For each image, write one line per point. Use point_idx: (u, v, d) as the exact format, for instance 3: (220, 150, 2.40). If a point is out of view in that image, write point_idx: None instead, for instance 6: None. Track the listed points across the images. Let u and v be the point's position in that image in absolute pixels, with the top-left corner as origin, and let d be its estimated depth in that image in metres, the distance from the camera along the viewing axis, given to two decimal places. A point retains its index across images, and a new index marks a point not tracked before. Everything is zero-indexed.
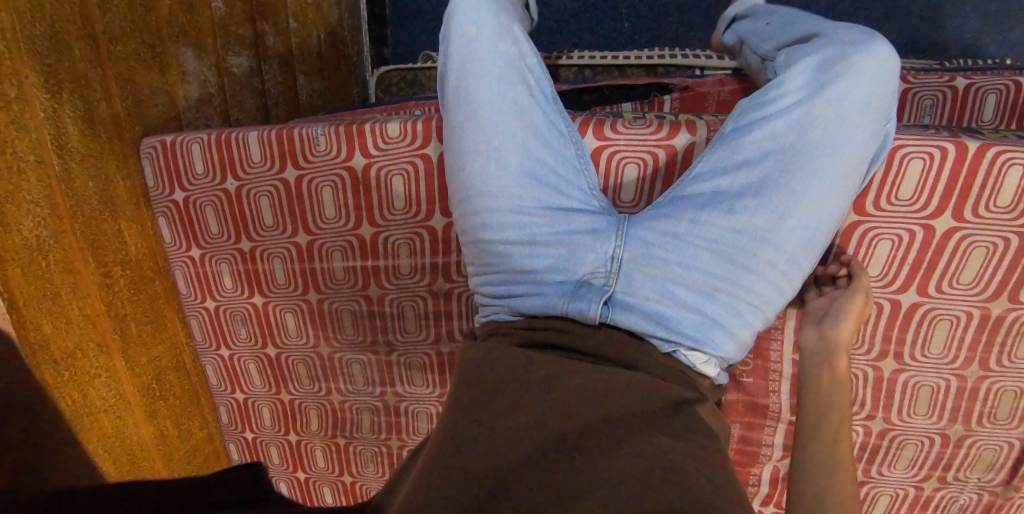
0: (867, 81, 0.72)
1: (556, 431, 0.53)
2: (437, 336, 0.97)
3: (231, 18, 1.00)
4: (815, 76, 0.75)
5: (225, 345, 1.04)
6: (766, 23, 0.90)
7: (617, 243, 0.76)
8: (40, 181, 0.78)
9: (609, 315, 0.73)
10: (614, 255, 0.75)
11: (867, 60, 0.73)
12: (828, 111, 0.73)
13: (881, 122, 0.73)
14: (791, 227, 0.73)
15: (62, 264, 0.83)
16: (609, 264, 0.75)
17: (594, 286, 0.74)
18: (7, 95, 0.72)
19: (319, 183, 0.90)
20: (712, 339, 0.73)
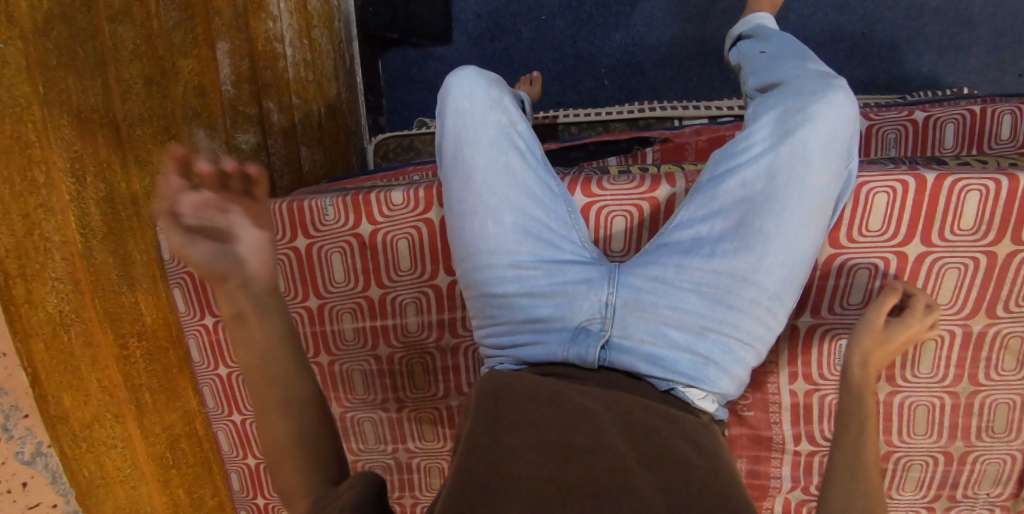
0: (827, 130, 0.80)
1: (564, 462, 0.62)
2: (445, 391, 0.99)
3: (240, 99, 1.09)
4: (778, 127, 0.82)
5: (237, 410, 1.08)
6: (762, 51, 0.95)
7: (610, 290, 0.82)
8: (64, 258, 0.85)
9: (608, 358, 0.79)
10: (608, 302, 0.81)
11: (824, 109, 0.80)
12: (794, 159, 0.80)
13: (841, 165, 0.80)
14: (770, 267, 0.79)
15: (83, 337, 0.88)
16: (604, 310, 0.81)
17: (592, 332, 0.80)
18: (36, 181, 0.81)
19: (329, 250, 0.95)
20: (707, 376, 0.79)
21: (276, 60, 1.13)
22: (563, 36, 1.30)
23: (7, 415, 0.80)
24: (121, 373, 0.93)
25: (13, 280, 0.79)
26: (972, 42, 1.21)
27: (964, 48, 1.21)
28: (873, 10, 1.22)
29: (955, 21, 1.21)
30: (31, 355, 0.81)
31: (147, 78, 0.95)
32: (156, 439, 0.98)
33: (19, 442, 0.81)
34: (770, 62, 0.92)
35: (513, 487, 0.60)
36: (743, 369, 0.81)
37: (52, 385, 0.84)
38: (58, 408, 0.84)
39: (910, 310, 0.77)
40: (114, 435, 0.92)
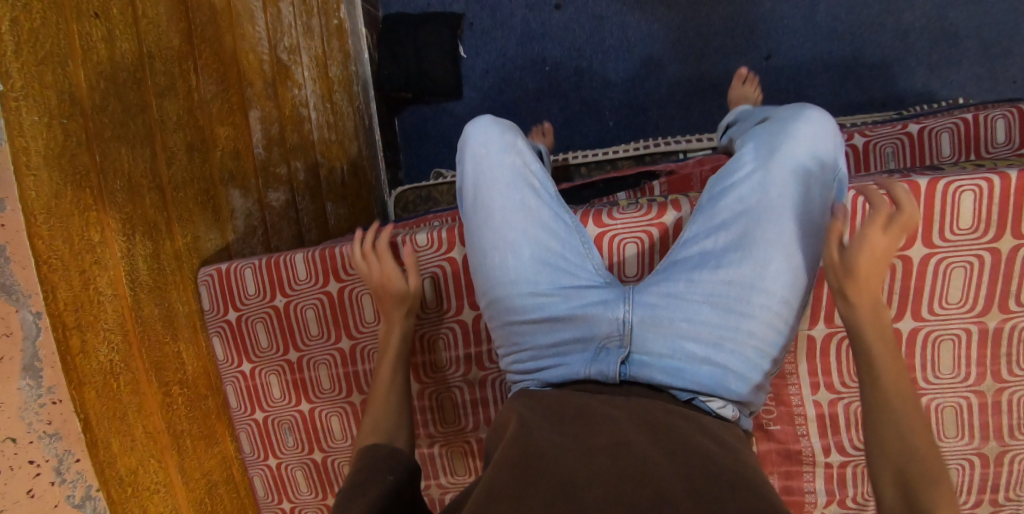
0: (811, 143, 0.84)
1: (595, 460, 0.66)
2: (475, 424, 1.00)
3: (270, 161, 1.16)
4: (767, 144, 0.86)
5: (273, 453, 1.06)
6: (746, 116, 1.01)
7: (626, 308, 0.85)
8: (115, 311, 0.92)
9: (628, 372, 0.82)
10: (624, 320, 0.84)
11: (805, 125, 0.85)
12: (787, 173, 0.83)
13: (831, 173, 0.84)
14: (776, 273, 0.82)
15: (131, 385, 0.94)
16: (622, 327, 0.84)
17: (611, 350, 0.84)
18: (92, 240, 0.90)
19: (361, 293, 0.97)
20: (726, 385, 0.81)
21: (303, 124, 1.22)
22: (566, 85, 1.38)
23: (60, 459, 0.85)
24: (165, 419, 0.98)
25: (70, 331, 0.86)
26: (962, 55, 1.25)
27: (954, 62, 1.26)
28: (861, 35, 1.27)
29: (943, 36, 1.25)
30: (84, 401, 0.87)
31: (189, 145, 1.02)
32: (196, 485, 1.01)
33: (70, 485, 0.86)
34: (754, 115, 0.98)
35: (550, 479, 0.64)
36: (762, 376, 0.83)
37: (103, 431, 0.89)
38: (108, 453, 0.90)
39: (863, 234, 0.80)
40: (157, 480, 0.95)
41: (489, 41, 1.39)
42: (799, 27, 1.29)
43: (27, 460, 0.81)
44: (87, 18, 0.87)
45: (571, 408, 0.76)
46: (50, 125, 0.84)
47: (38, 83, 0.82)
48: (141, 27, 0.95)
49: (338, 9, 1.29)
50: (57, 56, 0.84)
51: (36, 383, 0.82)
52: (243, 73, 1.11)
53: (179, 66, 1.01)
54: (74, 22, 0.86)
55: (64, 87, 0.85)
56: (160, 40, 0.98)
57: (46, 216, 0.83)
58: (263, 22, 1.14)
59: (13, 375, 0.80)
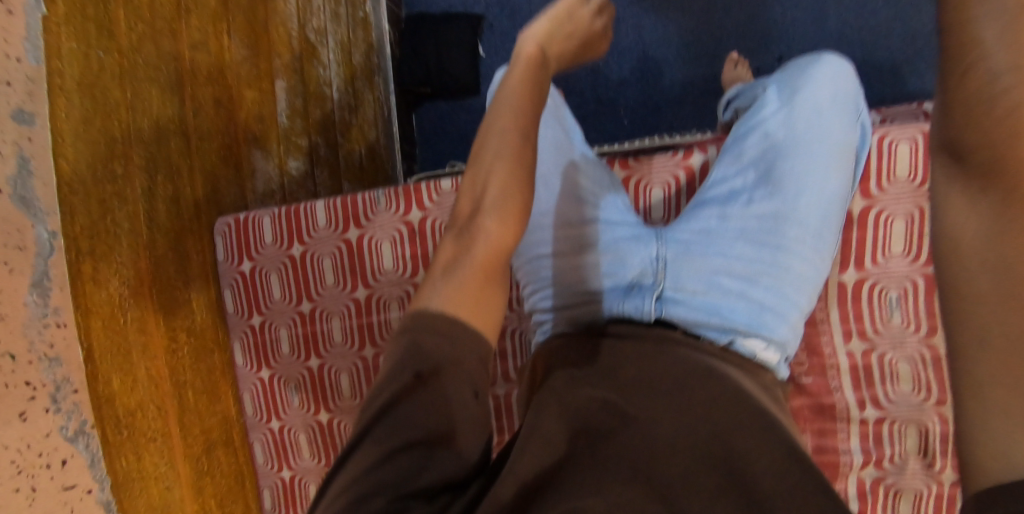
0: (834, 82, 0.84)
1: (628, 434, 0.64)
2: (493, 379, 0.95)
3: (293, 131, 1.17)
4: (790, 83, 0.86)
5: (277, 415, 1.02)
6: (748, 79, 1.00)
7: (659, 246, 0.83)
8: (130, 246, 0.90)
9: (663, 310, 0.79)
10: (658, 257, 0.82)
11: (828, 64, 0.85)
12: (811, 109, 0.83)
13: (854, 112, 0.84)
14: (806, 207, 0.81)
15: (138, 324, 0.91)
16: (655, 264, 0.82)
17: (644, 285, 0.82)
18: (115, 171, 0.89)
19: (380, 240, 0.95)
20: (764, 322, 0.79)
21: (326, 103, 1.24)
22: (582, 85, 1.44)
23: (58, 387, 0.80)
24: (169, 366, 0.94)
25: (83, 257, 0.84)
26: None
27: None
28: (874, 39, 1.29)
29: None
30: (88, 330, 0.84)
31: (216, 100, 1.03)
32: (194, 440, 0.97)
33: (64, 416, 0.81)
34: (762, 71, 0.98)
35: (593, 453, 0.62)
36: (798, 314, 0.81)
37: (105, 366, 0.86)
38: (108, 390, 0.86)
39: None
40: (155, 428, 0.91)
41: None
42: (812, 28, 1.33)
43: (24, 380, 0.77)
44: None
45: (606, 359, 0.74)
46: (87, 55, 0.85)
47: (80, 13, 0.84)
48: None
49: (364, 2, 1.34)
50: None
51: (42, 302, 0.79)
52: (273, 45, 1.13)
53: (214, 27, 1.02)
54: None
55: (103, 24, 0.87)
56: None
57: (73, 138, 0.84)
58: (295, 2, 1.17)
59: (22, 289, 0.77)
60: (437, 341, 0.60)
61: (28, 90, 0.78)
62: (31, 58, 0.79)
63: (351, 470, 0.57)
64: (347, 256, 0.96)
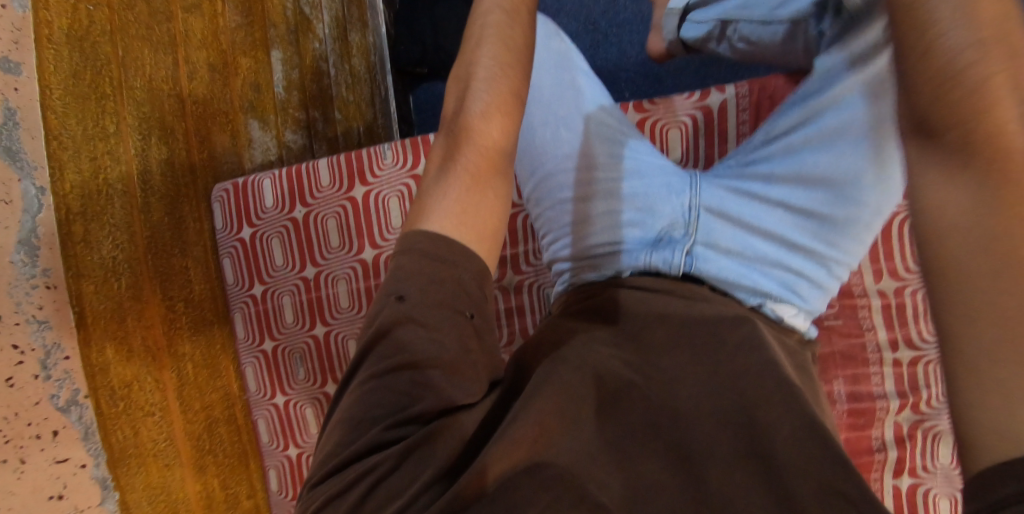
0: None
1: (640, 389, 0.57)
2: (510, 337, 0.90)
3: (289, 103, 1.13)
4: None
5: (281, 390, 0.96)
6: None
7: (692, 195, 0.72)
8: (124, 208, 0.86)
9: (693, 265, 0.69)
10: (691, 206, 0.71)
11: None
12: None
13: None
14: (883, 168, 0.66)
15: (133, 290, 0.85)
16: (687, 215, 0.71)
17: (675, 238, 0.71)
18: (106, 129, 0.84)
19: (387, 196, 0.90)
20: (798, 290, 0.69)
21: (322, 77, 1.21)
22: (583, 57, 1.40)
23: (48, 352, 0.75)
24: (166, 336, 0.88)
25: (74, 216, 0.79)
26: None
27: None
28: None
29: None
30: (81, 294, 0.79)
31: (211, 65, 0.98)
32: (194, 416, 0.91)
33: (56, 384, 0.75)
34: None
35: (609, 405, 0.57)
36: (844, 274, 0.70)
37: (99, 333, 0.80)
38: (102, 359, 0.80)
39: None
40: (152, 402, 0.85)
41: None
42: None
43: (11, 343, 0.71)
44: None
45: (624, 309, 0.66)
46: (76, 7, 0.80)
47: None
48: None
49: None
50: None
51: (30, 261, 0.74)
52: (267, 11, 1.08)
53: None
54: None
55: None
56: None
57: (62, 92, 0.78)
58: None
59: (8, 245, 0.72)
60: (429, 275, 0.58)
61: (13, 39, 0.73)
62: (16, 6, 0.73)
63: (351, 396, 0.57)
64: (352, 216, 0.91)
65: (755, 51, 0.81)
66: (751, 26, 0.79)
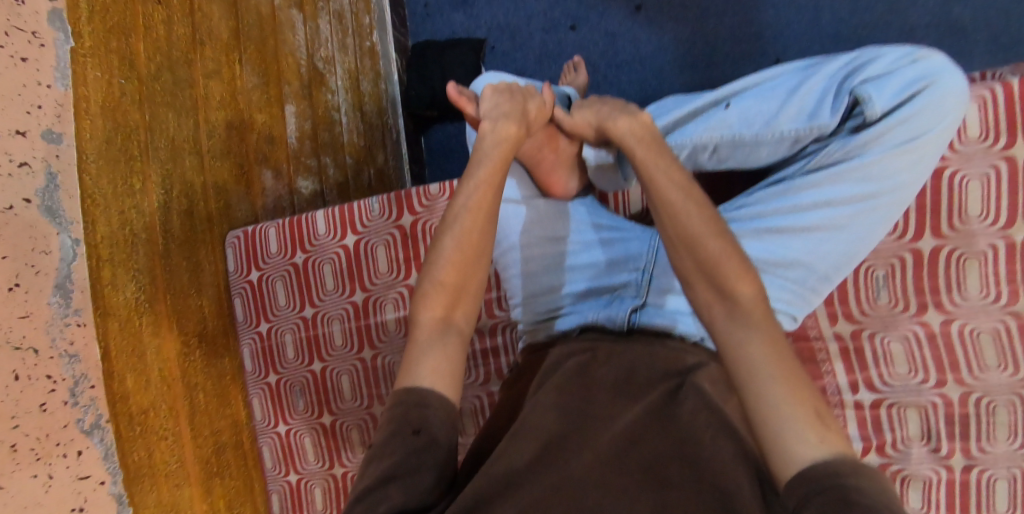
0: (912, 82, 0.84)
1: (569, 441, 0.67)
2: (486, 376, 0.98)
3: (301, 152, 1.25)
4: (869, 79, 0.85)
5: (283, 419, 1.06)
6: (724, 108, 0.92)
7: (647, 261, 0.88)
8: (147, 255, 0.97)
9: (639, 320, 0.83)
10: (645, 270, 0.88)
11: (910, 67, 0.84)
12: (929, 114, 0.84)
13: (925, 110, 0.83)
14: (846, 203, 0.87)
15: (153, 327, 0.97)
16: (640, 278, 0.87)
17: (625, 298, 0.86)
18: (134, 186, 0.96)
19: (375, 244, 1.00)
20: None
21: (334, 126, 1.32)
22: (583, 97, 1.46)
23: (76, 381, 0.86)
24: (180, 367, 1.00)
25: (102, 263, 0.91)
26: (973, 47, 1.31)
27: (965, 54, 1.32)
28: (868, 34, 1.36)
29: (949, 28, 1.32)
30: (106, 331, 0.90)
31: (229, 122, 1.10)
32: (204, 441, 1.02)
33: (82, 409, 0.86)
34: (768, 86, 0.91)
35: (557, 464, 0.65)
36: (820, 265, 0.89)
37: (120, 366, 0.92)
38: (122, 388, 0.92)
39: None
40: (166, 427, 0.97)
41: (511, 63, 1.55)
42: (803, 30, 1.39)
43: (45, 373, 0.83)
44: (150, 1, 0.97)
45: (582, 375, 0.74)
46: (109, 83, 0.92)
47: (104, 48, 0.91)
48: (195, 16, 1.03)
49: (371, 33, 1.43)
50: (121, 28, 0.93)
51: (65, 302, 0.86)
52: (283, 72, 1.20)
53: (226, 56, 1.09)
54: (137, 4, 0.95)
55: (125, 54, 0.94)
56: (210, 31, 1.06)
57: (96, 157, 0.91)
58: (303, 33, 1.25)
59: (45, 290, 0.84)
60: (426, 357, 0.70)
61: (57, 113, 0.86)
62: (60, 85, 0.86)
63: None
64: (342, 262, 1.01)
65: (743, 156, 0.93)
66: (737, 143, 0.92)
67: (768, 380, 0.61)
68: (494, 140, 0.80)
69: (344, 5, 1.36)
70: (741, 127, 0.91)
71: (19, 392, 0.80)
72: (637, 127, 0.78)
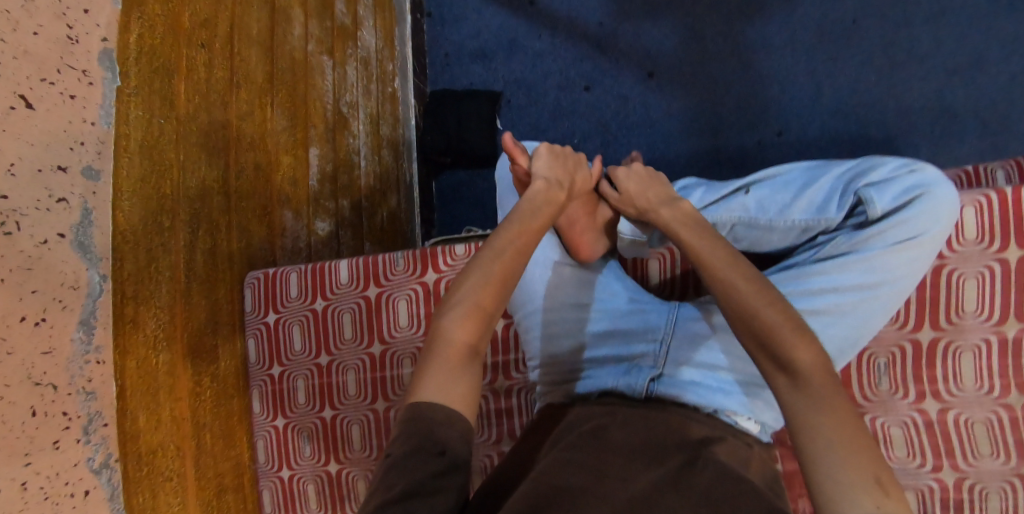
0: (912, 188, 0.90)
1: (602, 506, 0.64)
2: (498, 435, 1.02)
3: (321, 195, 1.26)
4: (871, 184, 0.92)
5: (287, 465, 1.07)
6: (744, 193, 0.99)
7: (666, 332, 0.92)
8: (169, 293, 0.97)
9: (657, 388, 0.85)
10: (662, 341, 0.91)
11: (910, 177, 0.91)
12: (927, 218, 0.89)
13: (925, 214, 0.89)
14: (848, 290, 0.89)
15: (168, 367, 0.97)
16: (658, 350, 0.90)
17: (643, 367, 0.88)
18: (163, 224, 0.96)
19: (397, 298, 1.01)
20: (752, 398, 0.86)
21: (353, 169, 1.33)
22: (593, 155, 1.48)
23: (90, 419, 0.85)
24: (191, 408, 1.00)
25: (126, 299, 0.91)
26: (959, 131, 1.32)
27: (955, 137, 1.32)
28: (868, 111, 1.36)
29: (942, 112, 1.33)
30: (124, 369, 0.90)
31: (257, 164, 1.11)
32: (207, 483, 1.01)
33: (92, 448, 0.85)
34: (783, 181, 0.98)
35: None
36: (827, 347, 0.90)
37: (133, 404, 0.91)
38: (133, 427, 0.91)
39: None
40: (172, 469, 0.96)
41: (523, 116, 1.52)
42: (806, 106, 1.39)
43: (61, 410, 0.82)
44: (195, 46, 0.98)
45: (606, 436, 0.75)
46: (149, 122, 0.93)
47: (147, 87, 0.92)
48: (235, 61, 1.05)
49: (393, 80, 1.46)
50: (166, 69, 0.94)
51: (87, 339, 0.86)
52: (309, 116, 1.22)
53: (259, 99, 1.11)
54: (184, 47, 0.97)
55: (166, 94, 0.95)
56: (247, 76, 1.08)
57: (130, 195, 0.91)
58: (332, 78, 1.27)
59: (70, 325, 0.84)
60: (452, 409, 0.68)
61: (97, 150, 0.87)
62: (103, 123, 0.87)
63: None
64: (362, 312, 1.03)
65: (756, 239, 0.98)
66: (752, 224, 0.97)
67: (825, 448, 0.64)
68: (543, 198, 0.87)
69: (370, 52, 1.38)
70: (756, 212, 0.97)
71: (34, 429, 0.79)
72: (678, 215, 0.87)
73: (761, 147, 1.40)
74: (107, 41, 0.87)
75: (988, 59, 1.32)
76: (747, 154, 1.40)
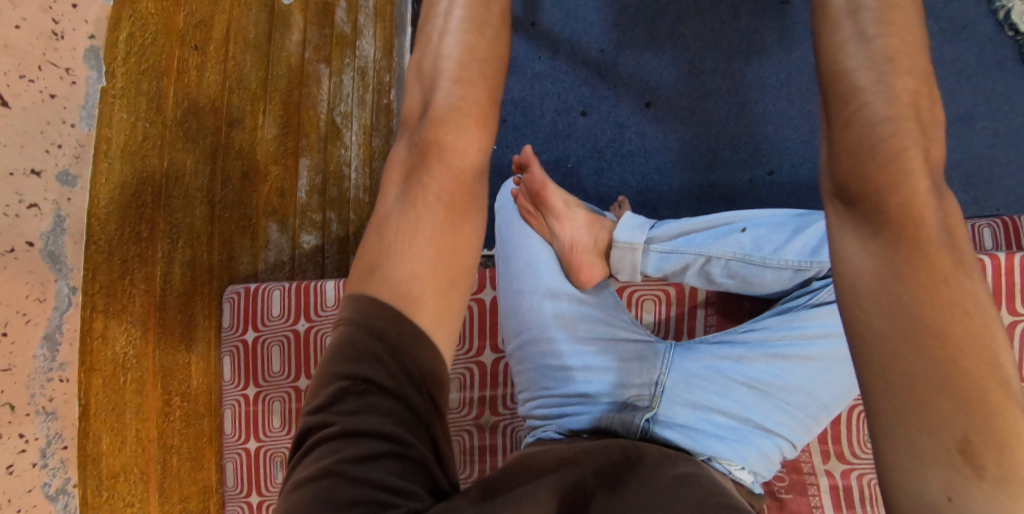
0: None
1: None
2: (479, 473, 1.01)
3: (308, 207, 1.21)
4: None
5: (256, 490, 1.07)
6: (740, 231, 0.93)
7: (662, 370, 0.89)
8: (142, 307, 0.92)
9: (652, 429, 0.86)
10: (658, 381, 0.88)
11: None
12: None
13: None
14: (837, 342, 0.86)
15: (136, 384, 0.92)
16: (653, 388, 0.88)
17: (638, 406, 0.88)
18: (141, 233, 0.91)
19: None
20: (742, 447, 0.84)
21: (343, 181, 1.29)
22: (586, 182, 1.44)
23: (48, 441, 0.79)
24: (157, 428, 0.95)
25: (96, 314, 0.85)
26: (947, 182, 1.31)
27: None
28: None
29: None
30: (89, 386, 0.84)
31: (243, 172, 1.06)
32: (170, 507, 0.97)
33: (50, 472, 0.79)
34: (778, 220, 0.92)
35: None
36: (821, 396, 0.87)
37: (97, 425, 0.86)
38: (96, 450, 0.86)
39: None
40: (134, 493, 0.91)
41: (518, 137, 1.48)
42: (800, 147, 1.36)
43: (17, 432, 0.76)
44: (188, 47, 0.93)
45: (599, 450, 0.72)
46: (133, 125, 0.88)
47: (133, 89, 0.87)
48: (229, 66, 1.00)
49: (389, 91, 1.42)
50: (154, 72, 0.89)
51: (50, 355, 0.80)
52: (302, 124, 1.17)
53: (251, 106, 1.05)
54: (176, 48, 0.91)
55: (154, 98, 0.89)
56: (240, 79, 1.02)
57: (107, 203, 0.85)
58: (328, 88, 1.22)
59: (34, 340, 0.77)
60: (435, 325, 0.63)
61: (76, 153, 0.81)
62: (84, 125, 0.82)
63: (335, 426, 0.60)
64: None
65: (749, 278, 0.92)
66: (746, 263, 0.91)
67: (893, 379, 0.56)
68: None
69: (368, 62, 1.34)
70: (752, 250, 0.91)
71: None
72: None
73: (749, 185, 1.37)
74: (95, 39, 0.81)
75: (976, 115, 1.32)
76: (736, 190, 1.37)
